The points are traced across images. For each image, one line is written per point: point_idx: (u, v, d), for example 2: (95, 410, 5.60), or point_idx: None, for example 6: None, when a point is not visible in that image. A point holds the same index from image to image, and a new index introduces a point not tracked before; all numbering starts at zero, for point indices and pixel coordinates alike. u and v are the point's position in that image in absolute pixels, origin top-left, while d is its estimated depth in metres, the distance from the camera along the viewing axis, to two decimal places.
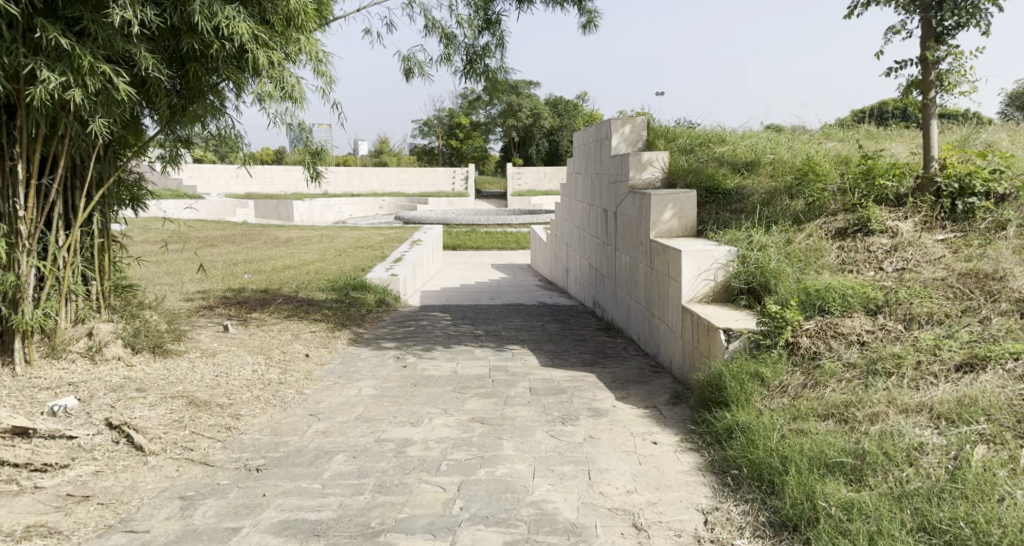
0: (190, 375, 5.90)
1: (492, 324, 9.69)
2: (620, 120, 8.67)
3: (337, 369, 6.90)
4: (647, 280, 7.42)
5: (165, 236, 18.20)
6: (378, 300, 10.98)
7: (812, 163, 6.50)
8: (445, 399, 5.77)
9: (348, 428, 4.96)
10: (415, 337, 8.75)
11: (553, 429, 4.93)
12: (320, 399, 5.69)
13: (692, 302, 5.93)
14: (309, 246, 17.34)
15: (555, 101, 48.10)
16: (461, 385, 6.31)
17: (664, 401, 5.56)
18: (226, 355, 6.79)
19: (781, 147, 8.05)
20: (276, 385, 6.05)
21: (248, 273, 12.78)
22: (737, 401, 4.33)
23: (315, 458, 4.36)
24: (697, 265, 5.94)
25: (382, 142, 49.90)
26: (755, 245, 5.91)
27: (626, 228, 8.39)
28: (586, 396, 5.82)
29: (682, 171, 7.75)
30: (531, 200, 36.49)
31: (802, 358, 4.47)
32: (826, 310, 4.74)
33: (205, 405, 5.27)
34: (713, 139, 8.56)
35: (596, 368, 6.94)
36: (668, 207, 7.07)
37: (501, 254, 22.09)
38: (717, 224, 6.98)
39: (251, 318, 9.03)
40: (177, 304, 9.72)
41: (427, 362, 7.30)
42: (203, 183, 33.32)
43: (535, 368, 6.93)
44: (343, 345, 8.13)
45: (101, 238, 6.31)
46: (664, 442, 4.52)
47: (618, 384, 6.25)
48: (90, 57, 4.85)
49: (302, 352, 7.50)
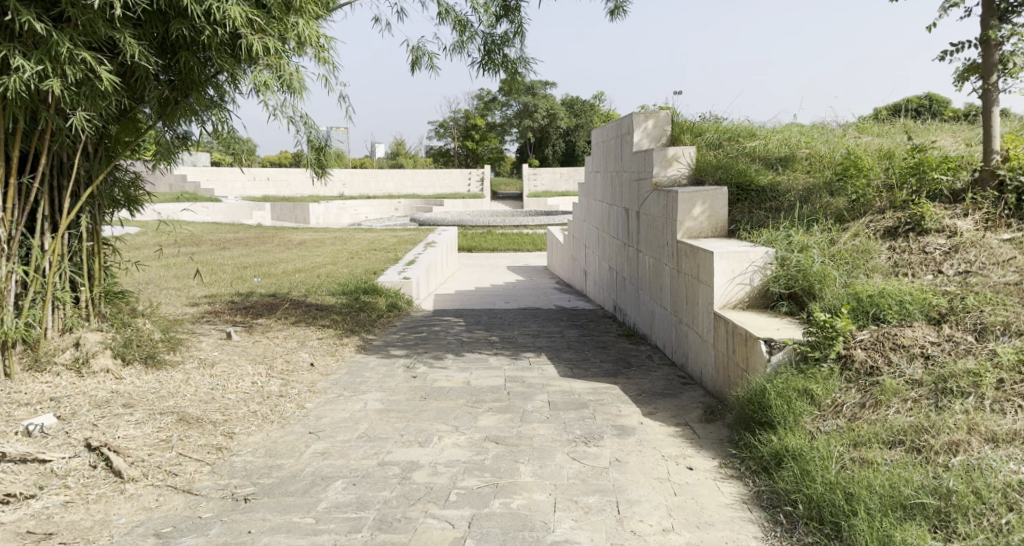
0: (183, 388, 5.43)
1: (508, 329, 9.24)
2: (643, 115, 8.26)
3: (343, 380, 6.45)
4: (673, 285, 6.96)
5: (176, 238, 17.83)
6: (390, 305, 10.53)
7: (855, 157, 6.04)
8: (457, 414, 5.32)
9: (349, 449, 4.52)
10: (426, 344, 8.31)
11: (576, 451, 4.47)
12: (322, 415, 5.25)
13: (725, 309, 5.46)
14: (321, 249, 16.92)
15: (572, 101, 47.66)
16: (474, 397, 5.86)
17: (696, 418, 5.11)
18: (225, 365, 6.35)
19: (818, 142, 7.57)
20: (276, 398, 5.61)
21: (258, 277, 12.34)
22: (784, 422, 3.90)
23: (310, 485, 3.92)
24: (730, 268, 5.46)
25: (397, 144, 49.60)
26: (795, 246, 5.46)
27: (649, 228, 7.93)
28: (611, 412, 5.35)
29: (711, 167, 7.27)
30: (548, 200, 36.08)
31: (855, 373, 4.01)
32: (882, 319, 4.28)
33: (195, 422, 4.84)
34: (742, 133, 8.07)
35: (620, 378, 6.47)
36: (697, 204, 6.59)
37: (517, 255, 21.65)
38: (750, 223, 6.51)
39: (257, 325, 8.60)
40: (181, 309, 9.31)
41: (439, 372, 6.85)
42: (219, 186, 33.04)
43: (554, 379, 6.47)
44: (351, 353, 7.70)
45: (90, 241, 5.84)
46: (701, 468, 4.07)
47: (645, 397, 5.79)
48: (68, 44, 4.37)
49: (307, 361, 7.07)
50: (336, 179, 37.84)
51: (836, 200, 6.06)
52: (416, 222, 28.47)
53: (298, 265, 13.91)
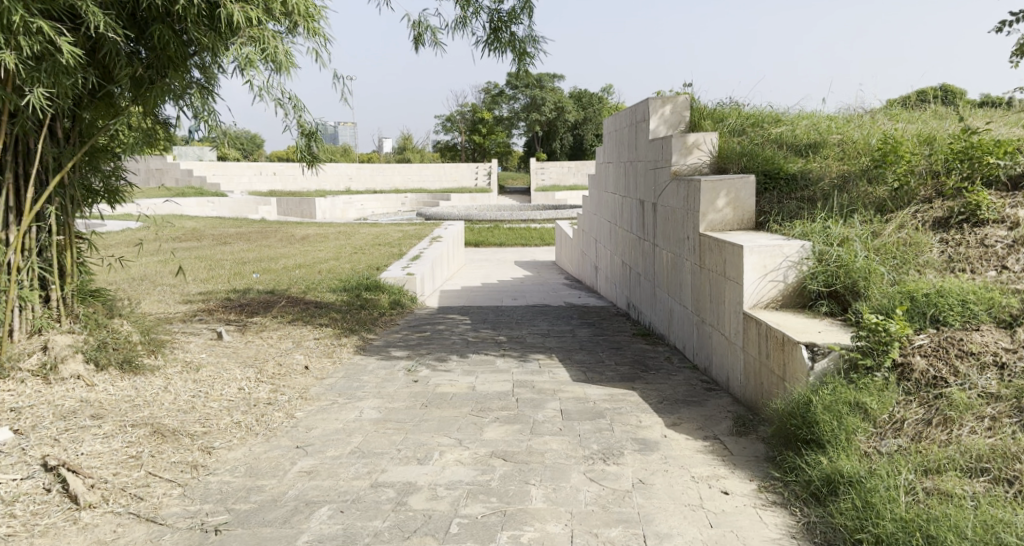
0: (161, 396, 4.92)
1: (517, 328, 8.76)
2: (660, 100, 7.80)
3: (338, 385, 5.96)
4: (694, 282, 6.51)
5: (175, 234, 17.31)
6: (392, 302, 10.04)
7: (894, 141, 5.62)
8: (461, 425, 4.83)
9: (339, 467, 4.03)
10: (430, 344, 7.82)
11: (594, 470, 4.00)
12: (312, 426, 4.76)
13: (756, 308, 5.08)
14: (324, 244, 16.39)
15: (579, 94, 47.11)
16: (480, 405, 5.38)
17: (726, 431, 4.70)
18: (211, 370, 5.85)
19: (850, 127, 7.10)
20: (264, 406, 5.12)
21: (257, 273, 11.83)
22: (834, 442, 3.53)
23: (292, 513, 3.44)
24: (762, 263, 5.08)
25: (403, 138, 49.08)
26: (834, 240, 5.10)
27: (667, 222, 7.47)
28: (630, 423, 4.90)
29: (735, 154, 6.80)
30: (555, 195, 35.52)
31: (914, 384, 3.64)
32: (942, 322, 3.87)
33: (170, 434, 4.35)
34: (767, 119, 7.62)
35: (638, 383, 5.99)
36: (721, 194, 6.09)
37: (524, 250, 21.18)
38: (781, 213, 6.06)
39: (251, 323, 8.11)
40: (174, 308, 8.81)
41: (443, 375, 6.36)
42: (225, 181, 32.53)
43: (566, 384, 5.99)
44: (349, 354, 7.20)
45: (61, 235, 5.32)
46: (738, 494, 3.63)
47: (666, 406, 5.32)
48: (23, 12, 3.87)
49: (301, 363, 6.58)
50: (342, 172, 37.36)
51: (877, 190, 5.69)
52: (423, 217, 27.98)
53: (299, 261, 13.40)
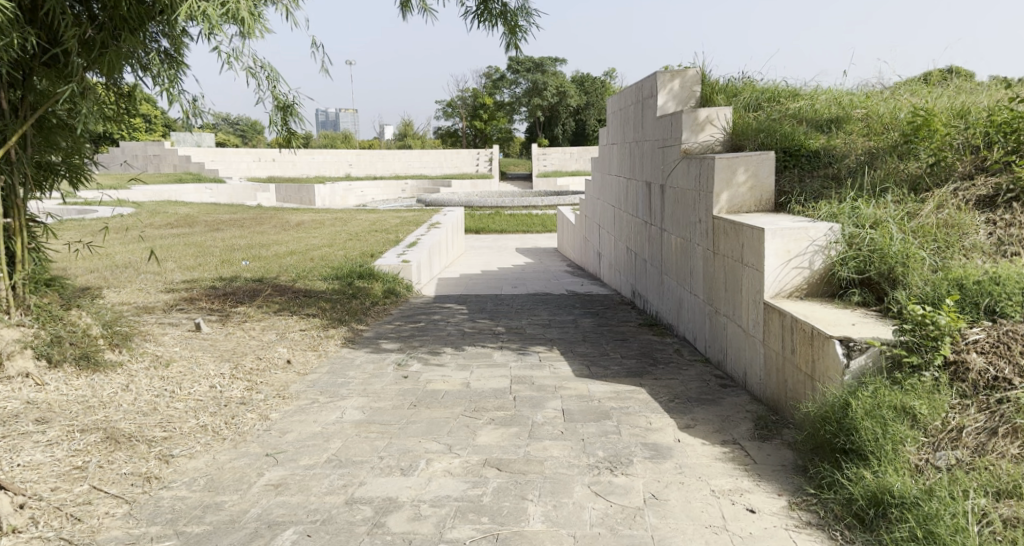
0: (121, 396, 4.44)
1: (516, 318, 8.28)
2: (668, 75, 7.48)
3: (321, 382, 5.48)
4: (707, 269, 6.05)
5: (168, 220, 16.83)
6: (386, 291, 9.56)
7: (929, 112, 5.33)
8: (452, 428, 4.36)
9: (311, 479, 3.56)
10: (423, 335, 7.35)
11: (600, 483, 3.53)
12: (287, 430, 4.28)
13: (779, 298, 4.64)
14: (318, 230, 15.88)
15: (582, 79, 46.51)
16: (474, 405, 4.90)
17: (746, 435, 4.24)
18: (182, 365, 5.36)
19: (873, 101, 6.84)
20: (235, 407, 4.63)
21: (246, 260, 11.33)
22: (878, 454, 3.08)
23: (251, 538, 3.02)
24: (786, 248, 4.64)
25: (404, 125, 48.46)
26: (866, 221, 4.70)
27: (676, 205, 7.01)
28: (639, 425, 4.43)
29: (751, 130, 6.38)
30: (558, 181, 34.99)
31: (971, 386, 3.22)
32: (998, 314, 3.43)
33: (125, 439, 3.87)
34: (784, 94, 7.24)
35: (647, 380, 5.51)
36: (738, 171, 5.74)
37: (525, 237, 20.69)
38: (803, 193, 5.64)
39: (235, 313, 7.61)
40: (154, 297, 8.31)
41: (436, 370, 5.90)
42: (223, 167, 31.98)
43: (568, 380, 5.52)
44: (336, 347, 6.72)
45: (10, 217, 4.83)
46: (766, 513, 3.16)
47: (678, 406, 4.85)
48: None
49: (282, 358, 6.09)
50: (342, 158, 36.81)
51: (910, 167, 5.36)
52: (422, 203, 27.45)
53: (292, 248, 12.90)
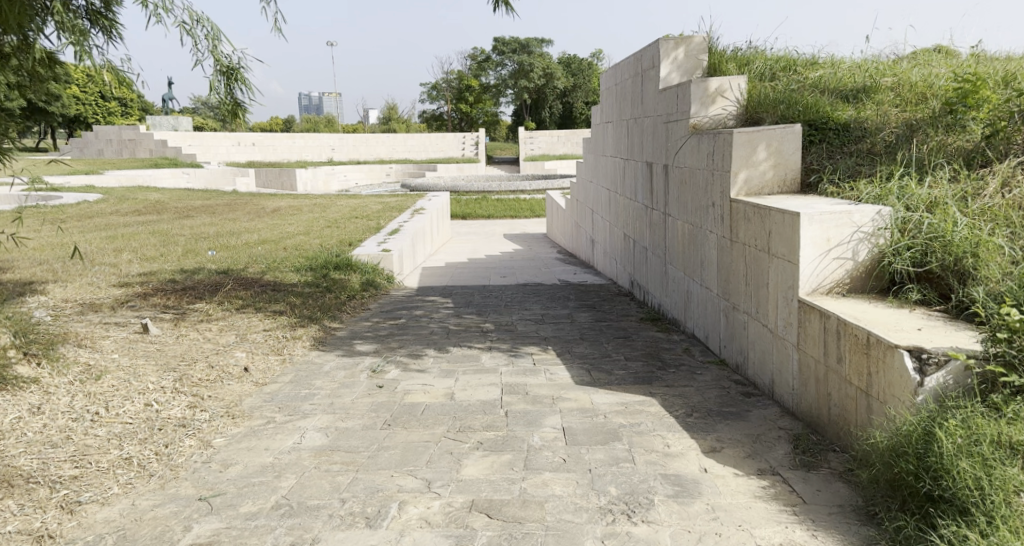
0: (29, 422, 3.71)
1: (506, 313, 7.55)
2: (672, 42, 6.74)
3: (281, 395, 4.72)
4: (721, 258, 5.35)
5: (137, 207, 15.97)
6: (363, 284, 8.79)
7: (978, 77, 4.73)
8: (432, 456, 3.64)
9: (250, 536, 2.86)
10: (402, 335, 6.60)
11: (616, 537, 2.85)
12: (230, 463, 3.52)
13: (817, 296, 3.94)
14: (295, 217, 15.05)
15: (568, 60, 45.67)
16: (458, 423, 4.15)
17: (786, 460, 3.55)
18: (116, 376, 4.59)
19: (902, 68, 6.18)
20: (171, 430, 3.86)
21: (213, 250, 10.53)
22: (985, 510, 2.46)
23: None
24: (825, 236, 3.93)
25: (388, 109, 47.46)
26: (921, 203, 4.02)
27: (682, 187, 6.29)
28: (656, 449, 3.71)
29: (770, 102, 5.67)
30: (545, 165, 34.20)
31: None
32: None
33: (21, 482, 3.14)
34: (800, 64, 6.57)
35: (657, 388, 4.78)
36: (759, 147, 5.01)
37: (513, 222, 19.95)
38: (836, 171, 4.94)
39: (192, 311, 6.83)
40: (104, 293, 7.52)
41: (415, 378, 5.17)
42: (200, 152, 30.99)
43: (566, 390, 4.79)
44: (303, 349, 5.97)
45: None
46: None
47: (699, 422, 4.12)
48: None
49: (239, 364, 5.32)
50: (324, 142, 35.90)
51: (960, 140, 4.75)
52: (406, 188, 26.63)
53: (264, 236, 12.09)
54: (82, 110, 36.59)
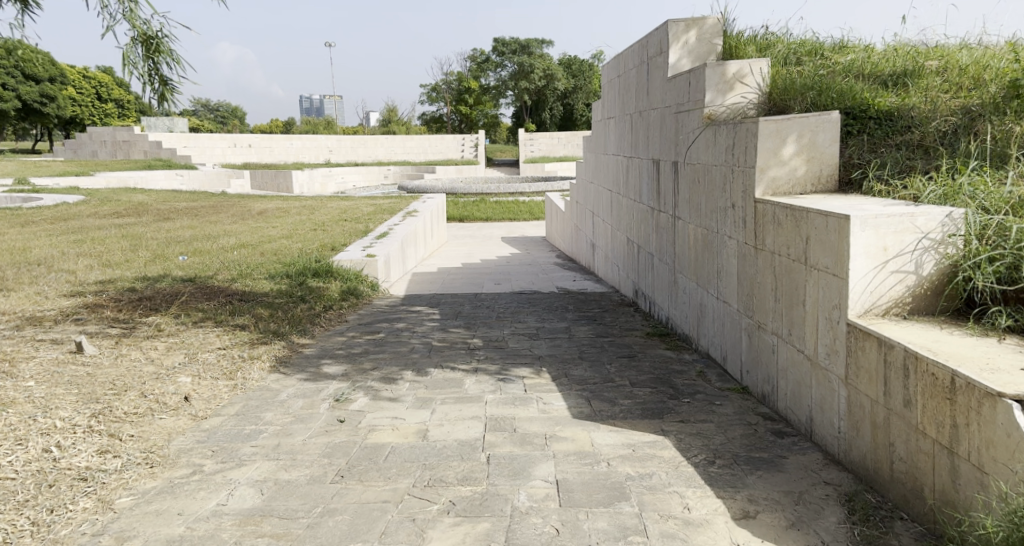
0: None
1: (496, 326, 6.76)
2: (682, 24, 5.97)
3: (221, 431, 3.95)
4: (743, 269, 4.57)
5: (118, 209, 15.16)
6: (343, 293, 8.00)
7: None
8: (390, 526, 2.87)
9: None
10: (377, 352, 5.82)
11: None
12: (127, 536, 2.80)
13: (873, 319, 3.15)
14: (283, 219, 14.27)
15: (569, 61, 44.94)
16: (429, 474, 3.36)
17: (843, 534, 2.78)
18: (19, 412, 3.84)
19: (944, 51, 5.43)
20: (65, 487, 3.12)
21: (184, 255, 9.73)
22: None
23: None
24: (881, 243, 3.16)
25: (387, 110, 46.68)
26: (1002, 204, 3.25)
27: (695, 186, 5.50)
28: (672, 513, 2.95)
29: (797, 88, 4.84)
30: (544, 167, 33.37)
31: None
32: None
33: None
34: (827, 48, 5.79)
35: (671, 425, 3.98)
36: (790, 138, 4.24)
37: (512, 226, 19.10)
38: (884, 167, 4.19)
39: (142, 325, 6.06)
40: (49, 305, 6.73)
41: (384, 408, 4.39)
42: (194, 153, 30.24)
43: (562, 426, 4.00)
44: (259, 370, 5.20)
45: None
46: None
47: (725, 474, 3.32)
48: None
49: (178, 392, 4.54)
50: (321, 144, 35.11)
51: None
52: (403, 191, 25.80)
53: (242, 239, 11.30)
54: (77, 111, 35.82)
